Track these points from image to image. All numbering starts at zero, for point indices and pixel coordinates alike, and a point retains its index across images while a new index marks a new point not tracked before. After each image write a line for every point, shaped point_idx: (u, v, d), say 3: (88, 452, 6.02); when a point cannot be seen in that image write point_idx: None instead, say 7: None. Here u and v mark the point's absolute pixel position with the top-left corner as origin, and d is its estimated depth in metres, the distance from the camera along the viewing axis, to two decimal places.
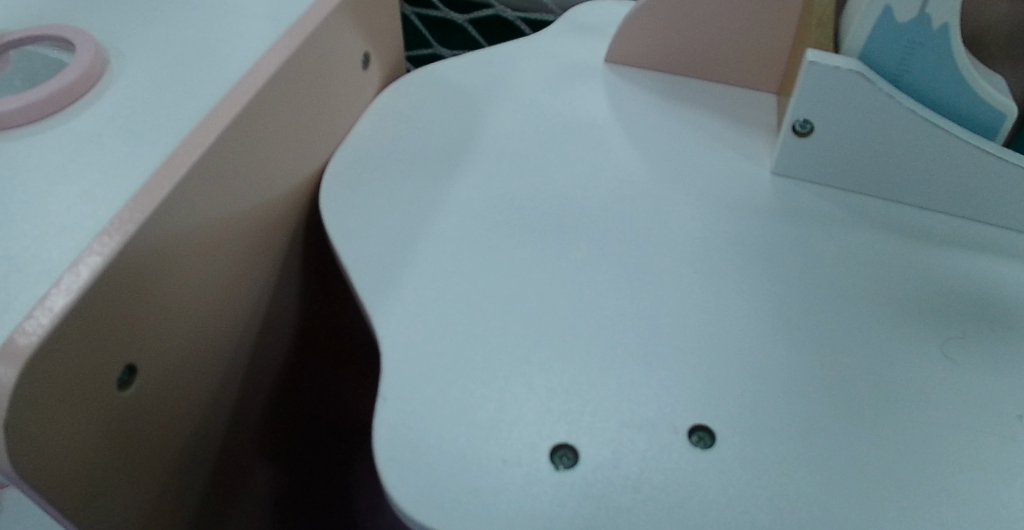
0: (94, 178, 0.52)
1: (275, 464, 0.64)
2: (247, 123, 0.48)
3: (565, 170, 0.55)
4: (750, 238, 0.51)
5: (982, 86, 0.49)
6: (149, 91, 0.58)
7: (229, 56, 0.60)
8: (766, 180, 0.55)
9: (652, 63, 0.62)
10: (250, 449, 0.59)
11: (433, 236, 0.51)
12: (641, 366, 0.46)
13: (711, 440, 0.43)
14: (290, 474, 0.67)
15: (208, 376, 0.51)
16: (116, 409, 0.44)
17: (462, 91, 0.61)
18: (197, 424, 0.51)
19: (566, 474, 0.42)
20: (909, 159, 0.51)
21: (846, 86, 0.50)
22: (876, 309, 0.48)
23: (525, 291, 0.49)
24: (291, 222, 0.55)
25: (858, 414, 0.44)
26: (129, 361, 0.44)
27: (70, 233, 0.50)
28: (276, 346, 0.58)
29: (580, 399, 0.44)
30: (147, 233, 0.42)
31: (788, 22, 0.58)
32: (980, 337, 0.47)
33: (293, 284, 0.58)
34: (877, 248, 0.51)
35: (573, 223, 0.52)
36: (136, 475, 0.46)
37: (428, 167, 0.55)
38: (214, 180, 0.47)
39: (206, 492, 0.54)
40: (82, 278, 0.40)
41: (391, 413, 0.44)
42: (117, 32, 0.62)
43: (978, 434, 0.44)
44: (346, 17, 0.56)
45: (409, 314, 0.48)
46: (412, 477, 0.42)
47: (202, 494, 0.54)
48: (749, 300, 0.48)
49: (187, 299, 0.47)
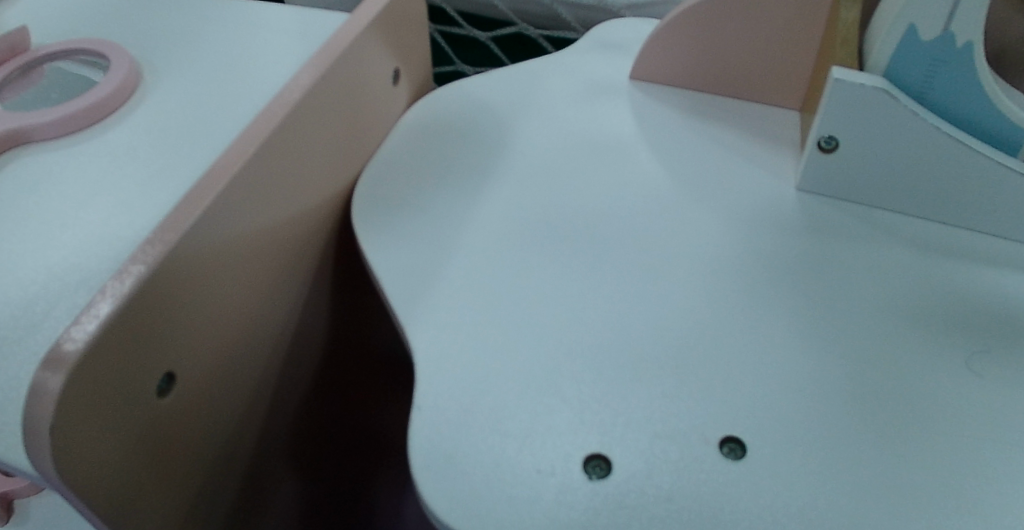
0: (130, 189, 0.53)
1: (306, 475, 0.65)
2: (286, 136, 0.49)
3: (592, 186, 0.56)
4: (776, 253, 0.52)
5: (1005, 103, 0.50)
6: (181, 105, 0.59)
7: (261, 72, 0.61)
8: (791, 196, 0.56)
9: (676, 80, 0.63)
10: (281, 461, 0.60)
11: (464, 249, 0.52)
12: (671, 378, 0.46)
13: (742, 451, 0.44)
14: (317, 489, 0.68)
15: (242, 385, 0.51)
16: (155, 416, 0.44)
17: (489, 106, 0.62)
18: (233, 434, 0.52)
19: (600, 484, 0.43)
20: (934, 175, 0.52)
21: (871, 103, 0.51)
22: (902, 323, 0.48)
23: (554, 303, 0.49)
24: (324, 234, 0.56)
25: (889, 427, 0.44)
26: (168, 369, 0.44)
27: (107, 242, 0.51)
28: (308, 357, 0.59)
29: (611, 410, 0.45)
30: (188, 242, 0.43)
31: (811, 41, 0.59)
32: (1007, 351, 0.47)
33: (324, 296, 0.59)
34: (903, 263, 0.51)
35: (602, 237, 0.53)
36: (172, 482, 0.47)
37: (458, 180, 0.56)
38: (253, 191, 0.47)
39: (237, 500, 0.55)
40: (126, 285, 0.40)
41: (425, 422, 0.44)
42: (149, 48, 0.63)
43: (1007, 446, 0.44)
44: (377, 33, 0.57)
45: (441, 326, 0.48)
46: (447, 487, 0.42)
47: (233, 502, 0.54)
48: (776, 314, 0.49)
49: (224, 309, 0.48)
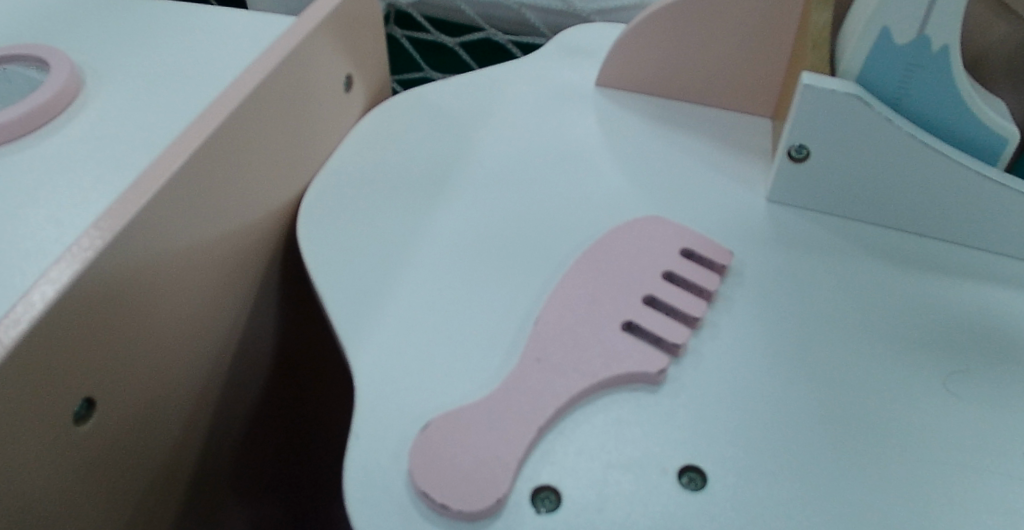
0: (61, 201, 0.51)
1: (286, 482, 0.67)
2: (222, 144, 0.46)
3: (552, 198, 0.53)
4: (743, 269, 0.49)
5: (982, 110, 0.47)
6: (121, 113, 0.56)
7: (207, 78, 0.58)
8: (761, 207, 0.53)
9: (644, 88, 0.61)
10: (249, 471, 0.60)
11: (414, 264, 0.49)
12: (630, 401, 0.43)
13: (702, 482, 0.41)
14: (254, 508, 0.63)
15: (175, 408, 0.49)
16: (72, 445, 0.41)
17: (448, 115, 0.59)
18: (227, 428, 0.55)
19: (548, 518, 0.40)
20: (910, 186, 0.49)
21: (843, 110, 0.48)
22: (875, 343, 0.46)
23: (507, 321, 0.46)
24: (269, 247, 0.54)
25: (859, 455, 0.41)
26: (88, 394, 0.42)
27: (33, 257, 0.48)
28: (249, 375, 0.56)
29: (563, 437, 0.42)
30: (107, 261, 0.41)
31: (782, 45, 0.56)
32: (986, 371, 0.45)
33: (269, 313, 0.56)
34: (877, 278, 0.49)
35: (561, 251, 0.50)
36: (91, 513, 0.44)
37: (414, 190, 0.54)
38: (183, 204, 0.45)
39: (182, 517, 0.53)
40: (35, 308, 0.38)
41: (363, 452, 0.41)
42: (92, 53, 0.61)
43: (986, 473, 0.41)
44: (327, 36, 0.55)
45: (385, 349, 0.45)
46: (383, 521, 0.40)
47: (179, 516, 0.53)
48: (742, 334, 0.46)
49: (155, 330, 0.45)
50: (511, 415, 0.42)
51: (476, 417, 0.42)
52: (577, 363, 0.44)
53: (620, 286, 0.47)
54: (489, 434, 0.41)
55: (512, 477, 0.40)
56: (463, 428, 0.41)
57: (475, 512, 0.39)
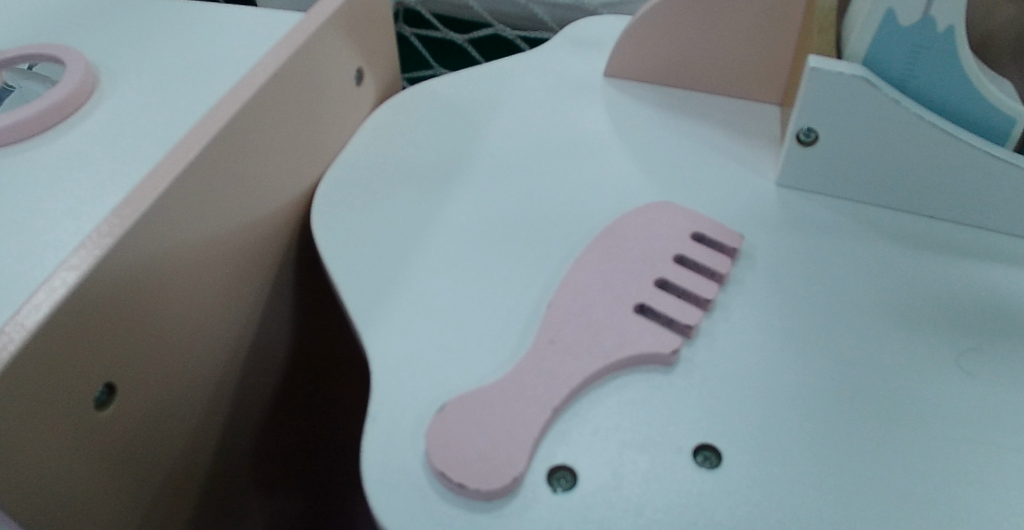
0: (79, 195, 0.52)
1: (302, 477, 0.67)
2: (235, 134, 0.47)
3: (562, 186, 0.54)
4: (754, 252, 0.49)
5: (989, 90, 0.47)
6: (135, 109, 0.57)
7: (220, 73, 0.59)
8: (770, 192, 0.53)
9: (652, 78, 0.61)
10: (266, 463, 0.61)
11: (427, 251, 0.50)
12: (645, 384, 0.44)
13: (717, 460, 0.41)
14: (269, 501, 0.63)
15: (191, 398, 0.49)
16: (93, 430, 0.42)
17: (458, 107, 0.60)
18: (244, 420, 0.56)
19: (564, 497, 0.40)
20: (918, 167, 0.50)
21: (850, 92, 0.48)
22: (886, 323, 0.46)
23: (520, 307, 0.47)
24: (284, 239, 0.54)
25: (873, 432, 0.42)
26: (109, 380, 0.42)
27: (54, 249, 0.49)
28: (266, 366, 0.56)
29: (578, 418, 0.42)
30: (126, 248, 0.41)
31: (790, 31, 0.56)
32: (999, 349, 0.45)
33: (284, 305, 0.56)
34: (888, 260, 0.49)
35: (572, 237, 0.50)
36: (114, 498, 0.45)
37: (426, 181, 0.54)
38: (200, 193, 0.45)
39: (201, 507, 0.54)
40: (57, 293, 0.38)
41: (381, 435, 0.42)
42: (107, 52, 0.61)
43: (999, 448, 0.41)
44: (337, 30, 0.55)
45: (399, 334, 0.46)
46: (402, 501, 0.40)
47: (199, 505, 0.53)
48: (755, 316, 0.46)
49: (172, 319, 0.46)
50: (525, 396, 0.42)
51: (491, 399, 0.42)
52: (590, 345, 0.44)
53: (633, 269, 0.48)
54: (504, 416, 0.42)
55: (528, 456, 0.40)
56: (478, 410, 0.42)
57: (492, 490, 0.39)
